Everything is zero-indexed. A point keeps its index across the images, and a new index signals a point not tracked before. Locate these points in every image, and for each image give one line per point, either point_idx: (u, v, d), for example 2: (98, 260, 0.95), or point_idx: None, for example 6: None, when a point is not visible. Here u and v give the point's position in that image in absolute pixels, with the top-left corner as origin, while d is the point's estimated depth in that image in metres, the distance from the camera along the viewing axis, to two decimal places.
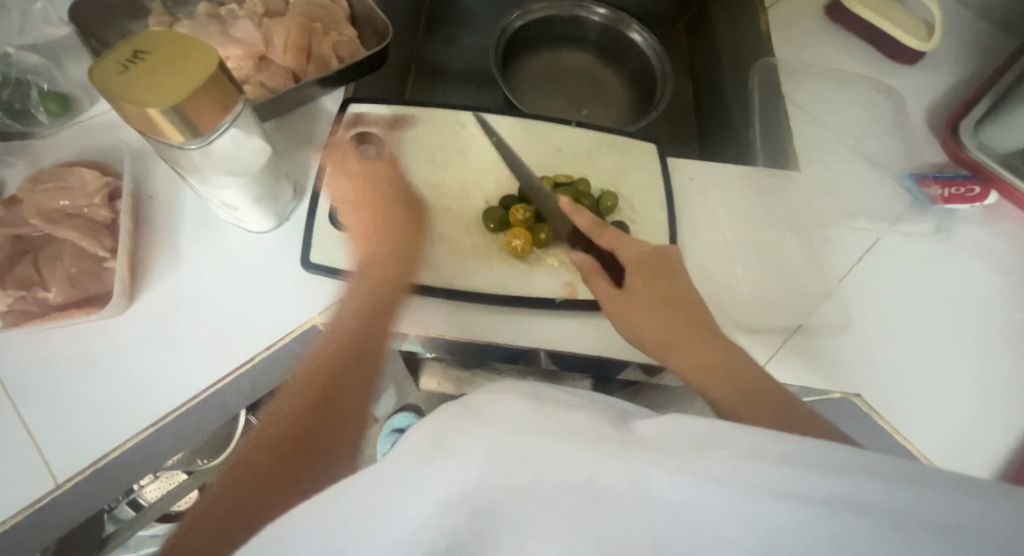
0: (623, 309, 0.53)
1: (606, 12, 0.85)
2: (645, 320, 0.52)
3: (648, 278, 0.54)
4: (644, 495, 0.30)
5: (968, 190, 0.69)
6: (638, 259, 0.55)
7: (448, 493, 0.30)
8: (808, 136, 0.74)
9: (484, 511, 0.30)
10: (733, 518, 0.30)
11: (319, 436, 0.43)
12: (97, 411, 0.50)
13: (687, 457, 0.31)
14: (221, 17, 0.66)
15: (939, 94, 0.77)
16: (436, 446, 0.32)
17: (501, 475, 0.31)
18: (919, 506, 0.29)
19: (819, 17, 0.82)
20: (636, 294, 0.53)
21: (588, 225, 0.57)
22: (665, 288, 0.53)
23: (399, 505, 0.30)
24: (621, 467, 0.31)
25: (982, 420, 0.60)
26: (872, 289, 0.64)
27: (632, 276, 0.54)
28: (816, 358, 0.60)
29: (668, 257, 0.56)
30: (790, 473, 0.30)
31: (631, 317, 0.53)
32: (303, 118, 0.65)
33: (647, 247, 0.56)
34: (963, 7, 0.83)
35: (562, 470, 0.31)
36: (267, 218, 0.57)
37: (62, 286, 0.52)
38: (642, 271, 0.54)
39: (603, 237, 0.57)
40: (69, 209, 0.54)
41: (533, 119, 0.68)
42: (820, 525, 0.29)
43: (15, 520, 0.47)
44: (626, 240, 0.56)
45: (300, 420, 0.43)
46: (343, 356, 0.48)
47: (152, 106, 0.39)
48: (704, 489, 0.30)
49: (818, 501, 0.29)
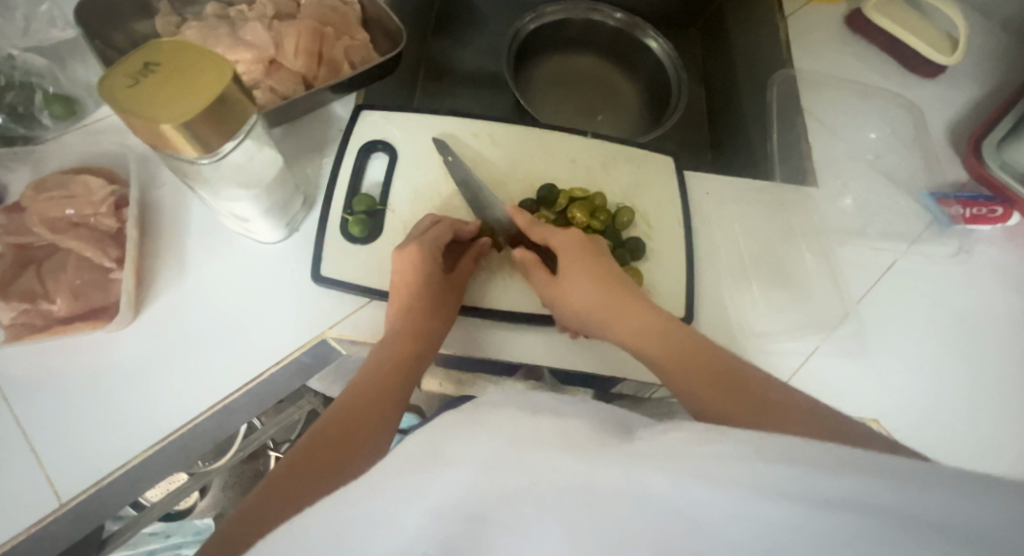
0: (569, 299, 0.53)
1: (623, 16, 0.83)
2: (604, 313, 0.51)
3: (575, 259, 0.53)
4: (642, 494, 0.30)
5: (990, 211, 0.67)
6: (569, 246, 0.54)
7: (442, 498, 0.30)
8: (827, 149, 0.72)
9: (476, 517, 0.31)
10: (728, 519, 0.30)
11: (335, 446, 0.45)
12: (101, 429, 0.49)
13: (682, 459, 0.31)
14: (230, 18, 0.64)
15: (960, 110, 0.76)
16: (431, 454, 0.32)
17: (491, 480, 0.31)
18: (921, 505, 0.29)
19: (838, 26, 0.81)
20: (566, 278, 0.53)
21: (522, 221, 0.56)
22: (598, 271, 0.53)
23: (395, 515, 0.30)
24: (621, 474, 0.30)
25: (1000, 448, 0.59)
26: (890, 311, 0.63)
27: (564, 264, 0.54)
28: (832, 381, 0.60)
29: (599, 248, 0.56)
30: (802, 474, 0.29)
31: (577, 303, 0.52)
32: (314, 124, 0.64)
33: (575, 234, 0.55)
34: (985, 21, 0.81)
35: (555, 474, 0.31)
36: (278, 229, 0.56)
37: (66, 298, 0.50)
38: (575, 256, 0.54)
39: (537, 232, 0.56)
40: (74, 218, 0.52)
41: (547, 128, 0.67)
42: (833, 529, 0.29)
43: (18, 539, 0.46)
44: (556, 230, 0.55)
45: (323, 435, 0.45)
46: (370, 389, 0.49)
47: (165, 122, 0.38)
48: (698, 487, 0.30)
49: (827, 503, 0.29)
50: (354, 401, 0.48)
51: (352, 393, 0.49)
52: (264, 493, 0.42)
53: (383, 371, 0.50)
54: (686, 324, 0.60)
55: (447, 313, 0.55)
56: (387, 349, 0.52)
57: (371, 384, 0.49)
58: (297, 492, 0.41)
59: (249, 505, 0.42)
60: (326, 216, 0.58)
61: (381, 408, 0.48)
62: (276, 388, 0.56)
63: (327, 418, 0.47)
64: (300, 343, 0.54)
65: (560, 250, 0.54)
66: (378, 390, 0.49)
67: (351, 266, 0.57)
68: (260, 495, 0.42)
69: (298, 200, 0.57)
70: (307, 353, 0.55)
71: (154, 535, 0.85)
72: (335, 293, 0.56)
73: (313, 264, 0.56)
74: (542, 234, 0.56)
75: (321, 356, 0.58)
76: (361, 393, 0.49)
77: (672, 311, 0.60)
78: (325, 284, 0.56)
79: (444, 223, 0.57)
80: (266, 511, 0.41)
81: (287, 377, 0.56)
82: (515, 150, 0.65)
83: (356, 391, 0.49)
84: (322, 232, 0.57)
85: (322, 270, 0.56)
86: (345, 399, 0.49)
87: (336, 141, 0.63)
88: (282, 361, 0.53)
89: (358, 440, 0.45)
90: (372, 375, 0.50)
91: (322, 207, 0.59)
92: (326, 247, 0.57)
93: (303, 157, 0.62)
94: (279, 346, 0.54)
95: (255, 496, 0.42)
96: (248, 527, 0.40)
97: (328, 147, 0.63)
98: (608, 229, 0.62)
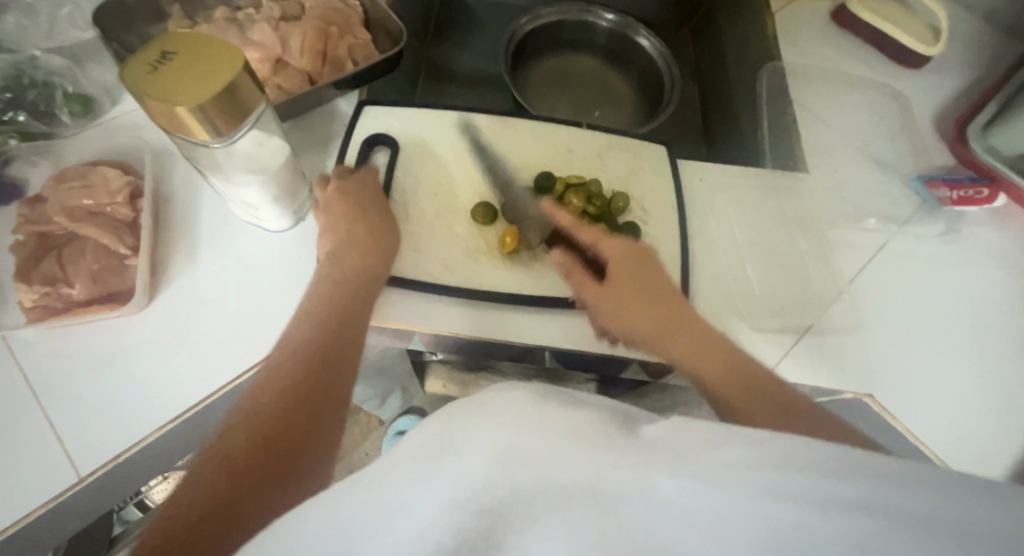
0: (610, 307, 0.56)
1: (614, 17, 0.87)
2: (635, 316, 0.55)
3: (627, 272, 0.57)
4: (650, 499, 0.31)
5: (976, 192, 0.69)
6: (617, 254, 0.58)
7: (455, 490, 0.31)
8: (816, 137, 0.75)
9: (491, 511, 0.31)
10: (734, 524, 0.30)
11: (298, 427, 0.42)
12: (120, 409, 0.51)
13: (691, 461, 0.32)
14: (239, 20, 0.67)
15: (947, 98, 0.78)
16: (442, 444, 0.33)
17: (505, 475, 0.31)
18: (897, 493, 0.30)
19: (825, 22, 0.83)
20: (622, 287, 0.56)
21: (568, 221, 0.60)
22: (647, 290, 0.56)
23: (406, 504, 0.31)
24: (630, 475, 0.31)
25: (992, 424, 0.60)
26: (881, 291, 0.65)
27: (613, 271, 0.57)
28: (828, 357, 0.61)
29: (646, 255, 0.59)
30: (795, 478, 0.31)
31: (617, 313, 0.56)
32: (319, 120, 0.66)
33: (625, 242, 0.59)
34: (968, 12, 0.84)
35: (567, 473, 0.31)
36: (285, 216, 0.58)
37: (85, 283, 0.53)
38: (624, 267, 0.57)
39: (582, 234, 0.60)
40: (92, 208, 0.55)
41: (544, 120, 0.69)
42: (822, 525, 0.29)
43: (37, 513, 0.47)
44: (606, 237, 0.59)
45: (283, 414, 0.43)
46: (329, 362, 0.47)
47: (181, 106, 0.40)
48: (708, 496, 0.30)
49: (819, 504, 0.30)
50: (309, 374, 0.46)
51: (306, 363, 0.46)
52: (222, 479, 0.38)
53: (331, 340, 0.49)
54: None
55: (373, 278, 0.55)
56: (335, 321, 0.50)
57: (326, 356, 0.48)
58: (262, 477, 0.39)
59: (208, 491, 0.38)
60: None
61: (339, 384, 0.47)
62: None
63: (281, 394, 0.44)
64: None
65: (609, 256, 0.58)
66: (331, 361, 0.47)
67: None
68: (219, 483, 0.38)
69: (305, 189, 0.59)
70: None
71: None
72: None
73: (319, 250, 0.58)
74: (592, 238, 0.59)
75: None
76: (316, 363, 0.47)
77: None
78: None
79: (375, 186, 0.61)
80: (230, 496, 0.38)
81: None
82: (514, 142, 0.67)
83: (310, 363, 0.47)
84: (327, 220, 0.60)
85: None
86: (297, 372, 0.46)
87: (340, 135, 0.66)
88: None
89: (319, 420, 0.44)
90: (323, 346, 0.48)
91: None
92: None
93: (309, 150, 0.65)
94: None
95: (211, 482, 0.38)
96: (218, 519, 0.37)
97: (333, 141, 0.66)
98: (604, 215, 0.64)
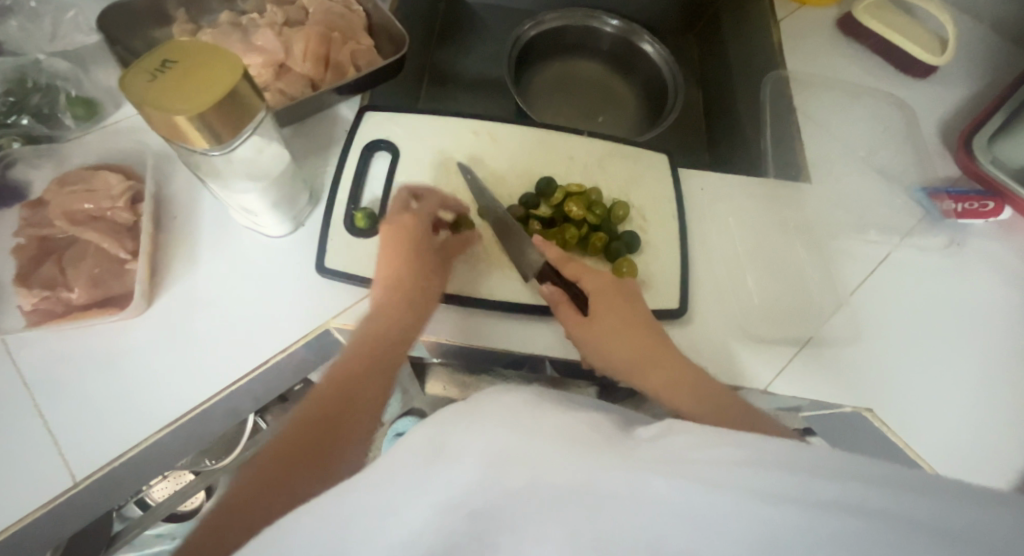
0: (594, 337, 0.54)
1: (619, 23, 0.86)
2: (616, 344, 0.53)
3: (610, 305, 0.55)
4: (643, 497, 0.30)
5: (982, 205, 0.68)
6: (602, 286, 0.56)
7: (447, 497, 0.31)
8: (820, 146, 0.74)
9: (482, 516, 0.30)
10: (728, 520, 0.30)
11: (325, 440, 0.46)
12: (116, 413, 0.51)
13: (683, 462, 0.32)
14: (242, 25, 0.67)
15: (953, 108, 0.77)
16: (436, 449, 0.33)
17: (501, 481, 0.31)
18: (894, 512, 0.29)
19: (831, 30, 0.83)
20: (601, 323, 0.54)
21: (555, 257, 0.58)
22: (633, 320, 0.54)
23: (400, 510, 0.30)
24: (622, 475, 0.31)
25: (994, 440, 0.59)
26: (883, 303, 0.64)
27: (595, 305, 0.55)
28: (828, 369, 0.60)
29: (627, 288, 0.57)
30: (785, 478, 0.30)
31: (600, 345, 0.53)
32: (320, 125, 0.66)
33: (607, 276, 0.57)
34: (976, 21, 0.83)
35: (559, 475, 0.31)
36: (285, 222, 0.58)
37: (84, 286, 0.53)
38: (608, 300, 0.55)
39: (567, 268, 0.58)
40: (92, 212, 0.55)
41: (545, 127, 0.69)
42: (814, 527, 0.29)
43: (33, 516, 0.48)
44: (590, 270, 0.57)
45: (312, 429, 0.46)
46: (358, 380, 0.50)
47: (179, 114, 0.40)
48: (700, 490, 0.30)
49: (812, 503, 0.29)
50: (339, 389, 0.49)
51: (339, 379, 0.50)
52: (258, 487, 0.43)
53: (365, 359, 0.52)
54: (680, 315, 0.61)
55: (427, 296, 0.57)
56: (372, 339, 0.53)
57: (359, 373, 0.51)
58: (288, 487, 0.43)
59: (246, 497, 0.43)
60: (331, 210, 0.61)
61: (369, 400, 0.50)
62: (280, 378, 0.59)
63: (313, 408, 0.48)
64: (303, 333, 0.56)
65: (593, 289, 0.56)
66: (361, 379, 0.50)
67: (355, 258, 0.59)
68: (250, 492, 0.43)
69: (305, 194, 0.60)
70: (310, 343, 0.57)
71: (161, 537, 0.87)
72: (339, 285, 0.58)
73: (317, 255, 0.59)
74: (575, 273, 0.57)
75: (325, 346, 0.60)
76: (345, 379, 0.50)
77: (667, 301, 0.61)
78: (332, 276, 0.58)
79: (430, 212, 0.61)
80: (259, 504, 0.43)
81: (291, 364, 0.58)
82: (515, 149, 0.67)
83: (343, 381, 0.50)
84: (327, 225, 0.60)
85: (327, 262, 0.58)
86: (330, 387, 0.49)
87: (341, 141, 0.66)
88: (287, 349, 0.55)
89: (347, 433, 0.47)
90: (357, 365, 0.51)
91: (327, 203, 0.61)
92: (330, 239, 0.59)
93: (310, 154, 0.65)
94: (287, 333, 0.56)
95: (248, 489, 0.44)
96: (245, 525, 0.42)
97: (333, 146, 0.66)
98: (604, 224, 0.64)
